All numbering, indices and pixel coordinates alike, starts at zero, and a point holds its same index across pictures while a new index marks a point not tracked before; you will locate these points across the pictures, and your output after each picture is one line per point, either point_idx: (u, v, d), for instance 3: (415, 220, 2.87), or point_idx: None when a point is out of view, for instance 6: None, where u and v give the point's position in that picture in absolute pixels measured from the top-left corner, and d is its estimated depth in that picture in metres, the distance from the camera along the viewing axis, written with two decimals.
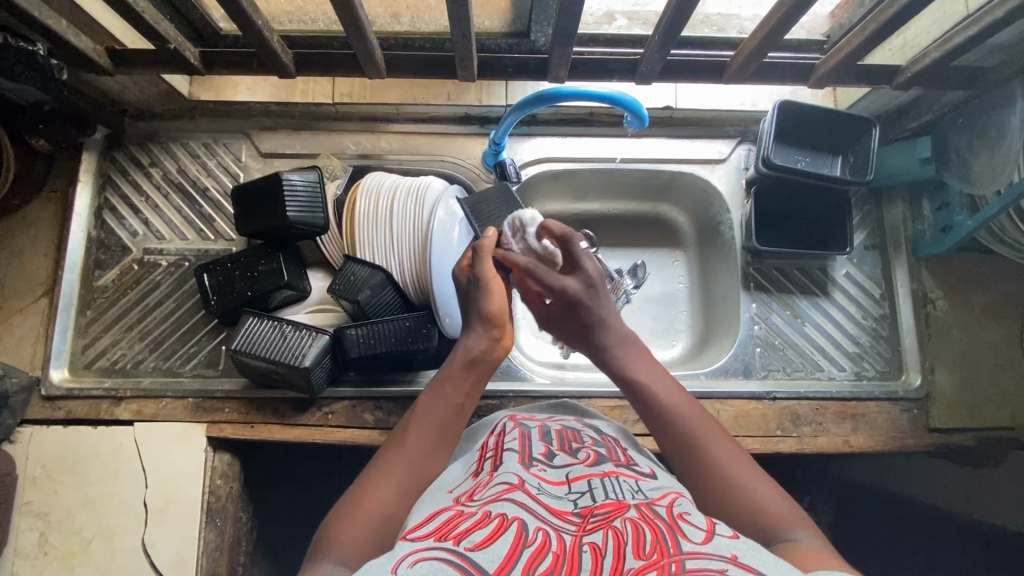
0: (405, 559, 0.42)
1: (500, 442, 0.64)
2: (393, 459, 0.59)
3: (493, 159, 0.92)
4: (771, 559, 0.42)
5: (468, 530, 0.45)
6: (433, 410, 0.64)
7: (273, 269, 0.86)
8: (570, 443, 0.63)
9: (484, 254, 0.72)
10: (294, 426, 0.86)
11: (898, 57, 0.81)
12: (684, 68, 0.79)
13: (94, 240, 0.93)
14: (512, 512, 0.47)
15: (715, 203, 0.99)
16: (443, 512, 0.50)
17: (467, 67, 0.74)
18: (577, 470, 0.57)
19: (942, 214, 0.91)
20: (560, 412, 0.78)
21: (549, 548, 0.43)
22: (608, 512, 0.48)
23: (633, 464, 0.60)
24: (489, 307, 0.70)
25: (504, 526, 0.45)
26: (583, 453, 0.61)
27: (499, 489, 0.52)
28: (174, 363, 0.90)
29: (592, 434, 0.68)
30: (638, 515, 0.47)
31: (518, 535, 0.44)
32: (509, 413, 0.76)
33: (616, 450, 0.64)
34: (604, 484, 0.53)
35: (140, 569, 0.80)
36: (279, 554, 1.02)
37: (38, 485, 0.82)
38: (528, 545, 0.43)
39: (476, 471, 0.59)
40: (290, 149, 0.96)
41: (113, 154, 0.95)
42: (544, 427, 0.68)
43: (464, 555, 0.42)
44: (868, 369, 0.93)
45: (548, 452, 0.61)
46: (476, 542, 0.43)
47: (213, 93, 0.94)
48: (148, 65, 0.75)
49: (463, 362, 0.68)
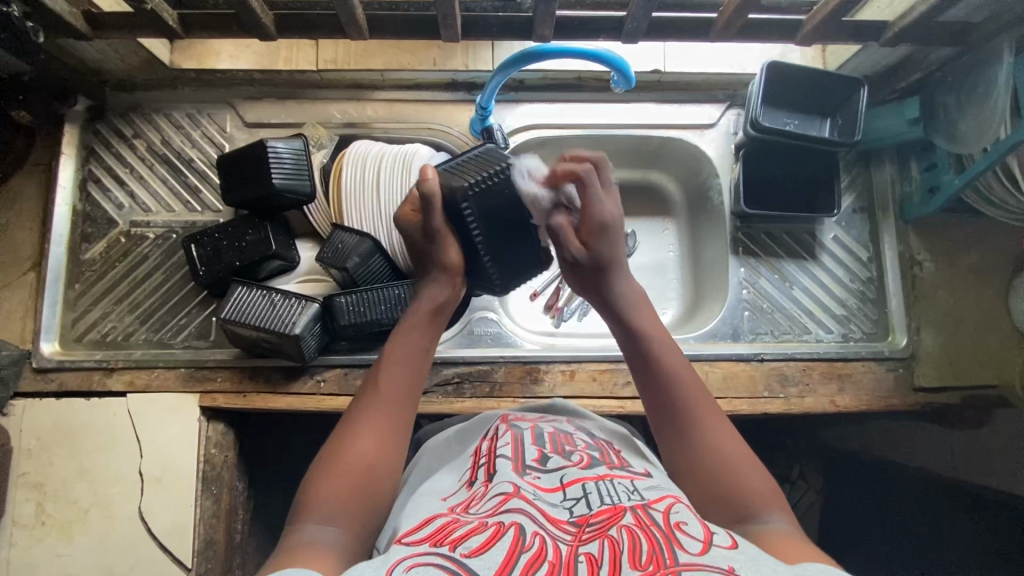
0: (400, 563, 0.43)
1: (493, 448, 0.63)
2: (368, 416, 0.58)
3: (480, 125, 0.90)
4: (767, 569, 0.43)
5: (463, 537, 0.46)
6: (402, 358, 0.63)
7: (261, 239, 0.86)
8: (563, 445, 0.63)
9: (434, 208, 0.66)
10: (286, 394, 0.86)
11: (887, 13, 0.79)
12: (672, 27, 0.77)
13: (80, 213, 0.92)
14: (509, 518, 0.48)
15: (704, 168, 0.99)
16: (438, 518, 0.51)
17: (450, 25, 0.73)
18: (571, 473, 0.57)
19: (930, 175, 0.91)
20: (552, 415, 0.74)
21: (546, 556, 0.44)
22: (604, 520, 0.48)
23: (626, 466, 0.60)
24: (448, 256, 0.69)
25: (500, 532, 0.46)
26: (576, 456, 0.61)
27: (495, 500, 0.52)
28: (165, 334, 0.90)
29: (586, 437, 0.67)
30: (634, 520, 0.47)
31: (514, 540, 0.45)
32: (503, 413, 0.75)
33: (610, 453, 0.63)
34: (599, 489, 0.53)
35: (137, 537, 0.81)
36: (277, 523, 1.03)
37: (33, 457, 0.83)
38: (525, 551, 0.44)
39: (470, 481, 0.59)
40: (276, 118, 0.95)
41: (96, 127, 0.94)
42: (536, 429, 0.67)
43: (459, 561, 0.43)
44: (855, 330, 0.94)
45: (541, 457, 0.60)
46: (472, 548, 0.45)
47: (195, 61, 0.91)
48: (127, 29, 0.74)
49: (429, 309, 0.67)
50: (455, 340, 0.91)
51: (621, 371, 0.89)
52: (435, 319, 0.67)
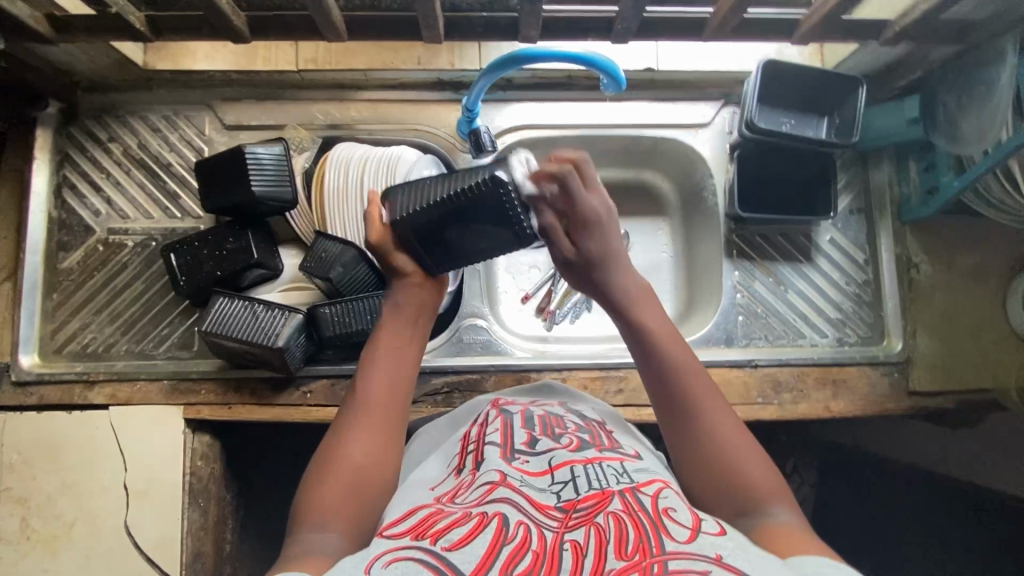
0: (379, 559, 0.42)
1: (481, 435, 0.61)
2: (355, 422, 0.56)
3: (467, 127, 0.86)
4: (756, 558, 0.41)
5: (446, 529, 0.45)
6: (383, 365, 0.60)
7: (242, 247, 0.83)
8: (553, 427, 0.61)
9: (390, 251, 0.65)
10: (272, 406, 0.85)
11: (887, 9, 0.76)
12: (664, 26, 0.74)
13: (56, 220, 0.89)
14: (492, 509, 0.47)
15: (698, 168, 0.96)
16: (422, 508, 0.50)
17: (432, 27, 0.70)
18: (560, 455, 0.55)
19: (929, 175, 0.89)
20: (545, 397, 0.74)
21: (529, 546, 0.43)
22: (591, 506, 0.47)
23: (617, 448, 0.59)
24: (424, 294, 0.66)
25: (483, 524, 0.45)
26: (565, 438, 0.59)
27: (481, 490, 0.50)
28: (146, 345, 0.88)
29: (576, 419, 0.65)
30: (622, 506, 0.46)
31: (497, 532, 0.44)
32: (492, 398, 0.74)
33: (600, 434, 0.61)
34: (588, 472, 0.52)
35: (124, 551, 0.80)
36: (269, 528, 1.03)
37: (15, 472, 0.81)
38: (507, 543, 0.43)
39: (458, 469, 0.57)
40: (256, 120, 0.91)
41: (69, 130, 0.90)
42: (526, 413, 0.65)
43: (440, 555, 0.42)
44: (850, 334, 0.93)
45: (530, 440, 0.58)
46: (453, 542, 0.43)
47: (170, 61, 0.88)
48: (96, 32, 0.71)
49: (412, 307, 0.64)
50: (444, 348, 0.89)
51: (613, 378, 0.88)
52: (428, 313, 0.66)
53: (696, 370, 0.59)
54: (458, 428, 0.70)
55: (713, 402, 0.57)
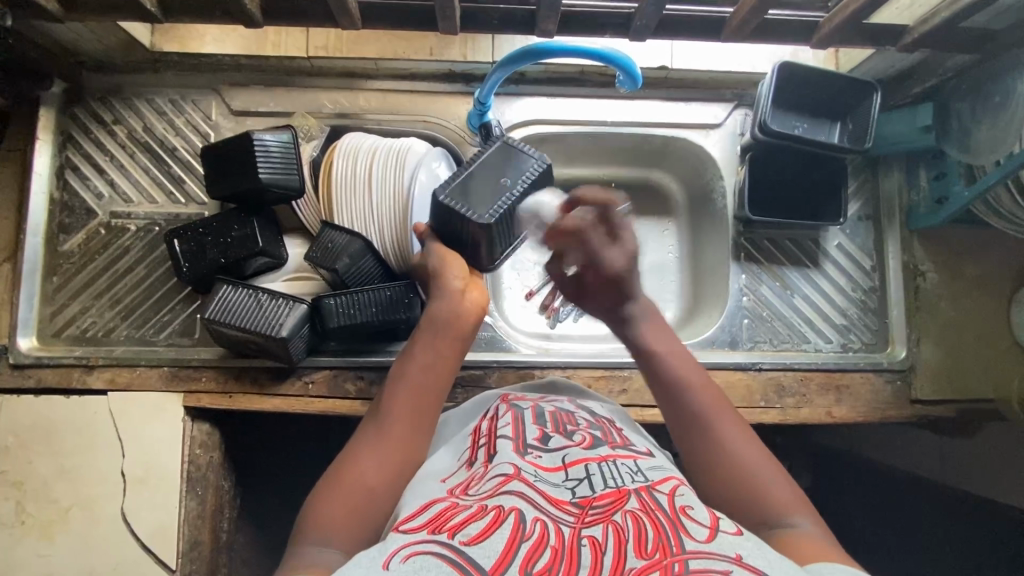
0: (397, 554, 0.41)
1: (493, 428, 0.61)
2: (373, 439, 0.56)
3: (478, 121, 0.86)
4: (776, 559, 0.41)
5: (463, 523, 0.44)
6: (411, 383, 0.60)
7: (247, 235, 0.82)
8: (566, 424, 0.61)
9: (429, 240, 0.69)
10: (273, 396, 0.84)
11: (906, 15, 0.76)
12: (683, 25, 0.74)
13: (58, 202, 0.88)
14: (509, 504, 0.46)
15: (708, 169, 0.96)
16: (436, 502, 0.49)
17: (448, 18, 0.69)
18: (574, 453, 0.54)
19: (940, 183, 0.88)
20: (553, 393, 0.73)
21: (548, 543, 0.42)
22: (608, 504, 0.46)
23: (629, 446, 0.58)
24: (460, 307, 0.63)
25: (500, 519, 0.44)
26: (578, 436, 0.58)
27: (495, 482, 0.50)
28: (146, 332, 0.87)
29: (587, 416, 0.65)
30: (639, 506, 0.46)
31: (515, 528, 0.43)
32: (501, 394, 0.74)
33: (612, 432, 0.61)
34: (603, 470, 0.51)
35: (120, 538, 0.80)
36: (265, 518, 1.03)
37: (11, 455, 0.80)
38: (526, 539, 0.42)
39: (470, 461, 0.57)
40: (263, 106, 0.90)
41: (74, 111, 0.89)
42: (537, 408, 0.65)
43: (458, 550, 0.41)
44: (854, 341, 0.93)
45: (543, 436, 0.58)
46: (471, 536, 0.43)
47: (177, 44, 0.88)
48: (105, 11, 0.69)
49: (446, 323, 0.63)
50: None
51: (617, 377, 0.88)
52: (470, 329, 0.64)
53: (710, 399, 0.60)
54: (467, 423, 0.69)
55: (721, 419, 0.58)
